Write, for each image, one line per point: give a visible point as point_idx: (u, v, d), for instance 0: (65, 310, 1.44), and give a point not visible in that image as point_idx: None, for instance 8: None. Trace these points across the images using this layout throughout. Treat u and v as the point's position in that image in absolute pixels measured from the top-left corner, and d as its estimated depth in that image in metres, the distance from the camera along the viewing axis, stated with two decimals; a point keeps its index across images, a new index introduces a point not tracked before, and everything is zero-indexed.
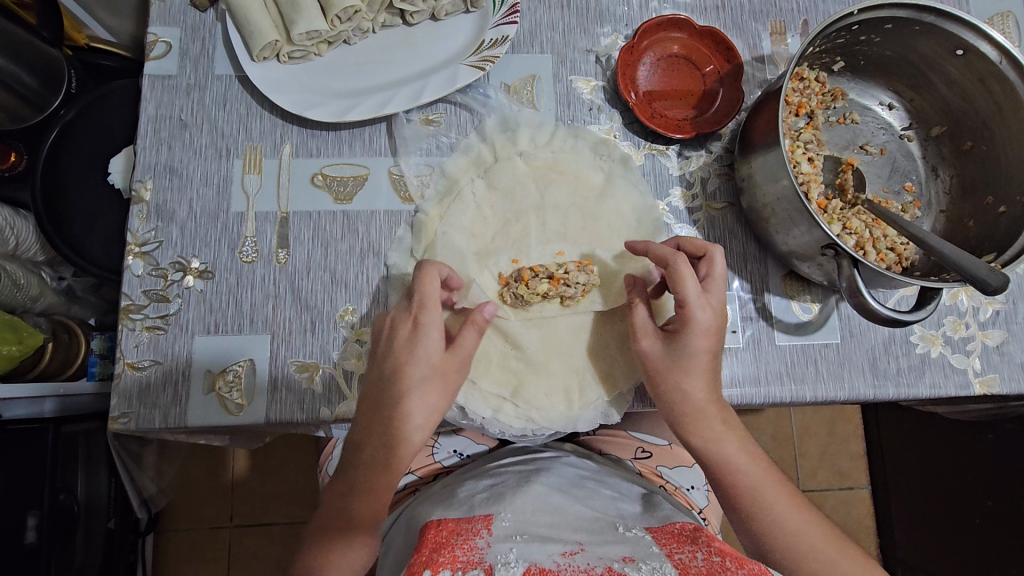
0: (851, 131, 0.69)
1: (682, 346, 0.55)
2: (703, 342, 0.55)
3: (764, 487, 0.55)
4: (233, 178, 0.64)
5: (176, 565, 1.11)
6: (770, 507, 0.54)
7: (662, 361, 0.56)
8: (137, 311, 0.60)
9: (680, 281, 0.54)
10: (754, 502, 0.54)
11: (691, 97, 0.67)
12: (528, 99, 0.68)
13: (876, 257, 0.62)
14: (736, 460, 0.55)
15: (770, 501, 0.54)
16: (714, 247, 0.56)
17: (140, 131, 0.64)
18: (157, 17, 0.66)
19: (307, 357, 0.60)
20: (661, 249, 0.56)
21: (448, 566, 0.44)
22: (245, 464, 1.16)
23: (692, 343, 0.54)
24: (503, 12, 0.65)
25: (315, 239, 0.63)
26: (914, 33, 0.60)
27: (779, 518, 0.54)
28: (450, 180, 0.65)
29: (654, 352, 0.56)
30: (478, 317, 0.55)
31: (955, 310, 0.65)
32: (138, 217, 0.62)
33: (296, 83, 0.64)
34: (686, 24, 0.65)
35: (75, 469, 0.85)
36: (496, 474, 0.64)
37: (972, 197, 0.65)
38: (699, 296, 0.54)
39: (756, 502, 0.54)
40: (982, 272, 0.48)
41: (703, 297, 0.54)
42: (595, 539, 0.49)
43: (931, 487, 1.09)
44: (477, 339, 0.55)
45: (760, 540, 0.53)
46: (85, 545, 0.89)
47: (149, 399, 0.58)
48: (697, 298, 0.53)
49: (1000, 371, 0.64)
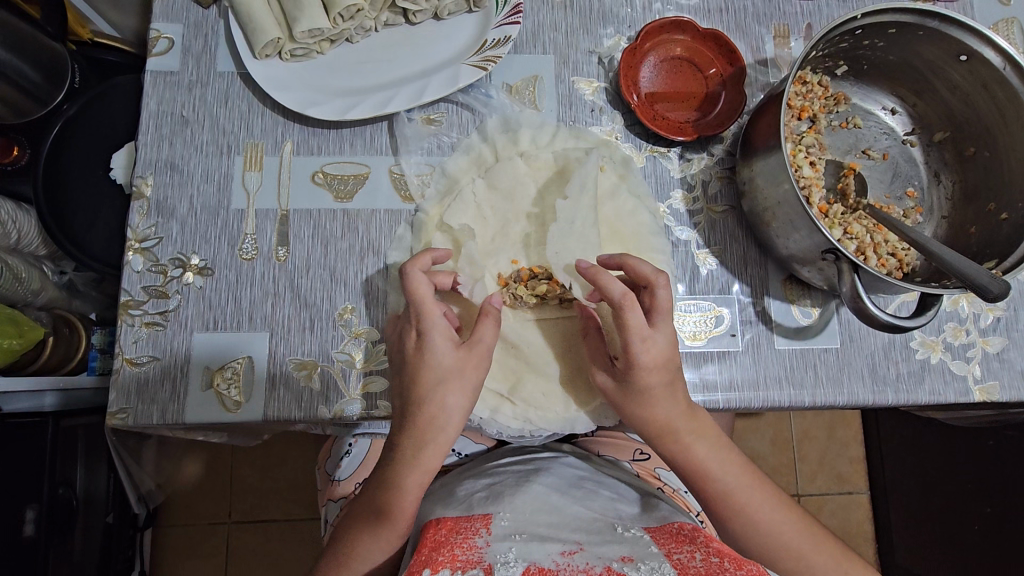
0: (853, 135, 0.68)
1: (633, 384, 0.54)
2: (656, 377, 0.54)
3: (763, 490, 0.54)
4: (234, 175, 0.64)
5: (174, 560, 1.11)
6: (769, 511, 0.54)
7: (617, 395, 0.56)
8: (137, 307, 0.60)
9: (627, 326, 0.52)
10: (753, 505, 0.54)
11: (693, 99, 0.66)
12: (530, 100, 0.68)
13: (877, 262, 0.61)
14: (736, 463, 0.55)
15: (770, 505, 0.54)
16: (658, 279, 0.54)
17: (141, 127, 0.64)
18: (160, 13, 0.66)
19: (306, 355, 0.60)
20: (607, 282, 0.53)
21: (448, 566, 0.44)
22: (245, 460, 1.16)
23: (644, 381, 0.54)
24: (506, 12, 0.65)
25: (315, 237, 0.63)
26: (918, 38, 0.60)
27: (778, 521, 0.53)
28: (451, 181, 0.65)
29: (609, 386, 0.57)
30: (489, 308, 0.55)
31: (955, 316, 0.65)
32: (138, 212, 0.62)
33: (298, 81, 0.64)
34: (689, 26, 0.65)
35: (74, 463, 0.85)
36: (495, 474, 0.64)
37: (974, 203, 0.65)
38: (642, 338, 0.52)
39: (755, 505, 0.54)
40: (982, 278, 0.48)
41: (648, 338, 0.53)
42: (594, 539, 0.49)
43: (931, 493, 1.09)
44: (495, 331, 0.55)
45: (758, 542, 0.53)
46: (84, 538, 0.89)
47: (148, 395, 0.58)
48: (639, 341, 0.52)
49: (1000, 378, 0.63)
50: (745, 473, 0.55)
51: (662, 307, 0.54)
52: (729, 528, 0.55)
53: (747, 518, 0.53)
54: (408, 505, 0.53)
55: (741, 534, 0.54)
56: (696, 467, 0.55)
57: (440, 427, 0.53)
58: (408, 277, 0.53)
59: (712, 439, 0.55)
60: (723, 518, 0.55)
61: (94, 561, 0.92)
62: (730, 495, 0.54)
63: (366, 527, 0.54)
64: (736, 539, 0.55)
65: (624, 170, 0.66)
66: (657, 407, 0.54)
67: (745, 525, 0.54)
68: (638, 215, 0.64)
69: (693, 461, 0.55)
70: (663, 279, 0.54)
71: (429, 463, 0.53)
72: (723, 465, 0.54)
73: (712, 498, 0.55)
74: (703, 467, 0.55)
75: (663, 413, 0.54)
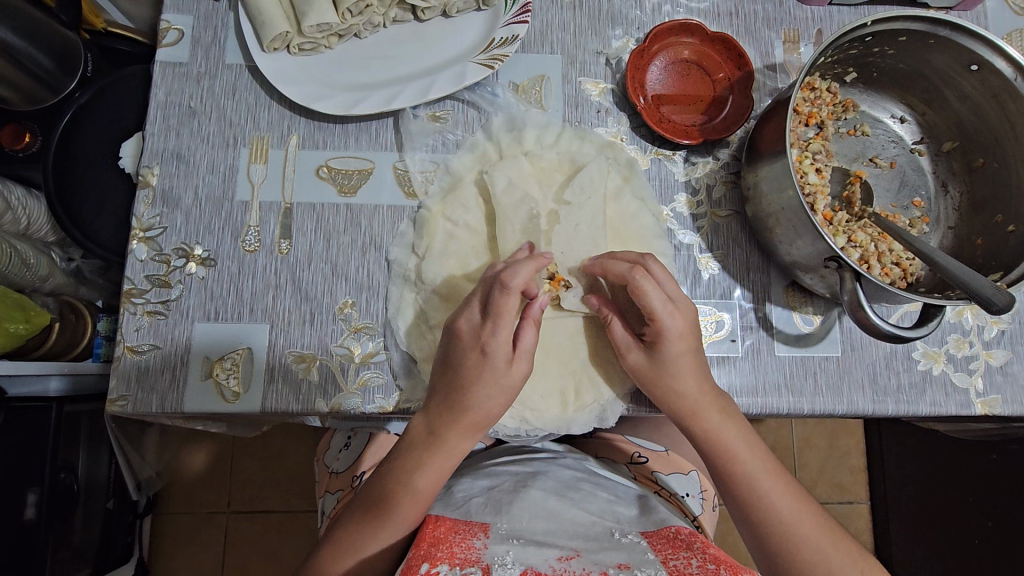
0: (861, 143, 0.68)
1: (662, 354, 0.55)
2: (681, 344, 0.55)
3: (780, 481, 0.55)
4: (239, 167, 0.64)
5: (173, 548, 1.12)
6: (780, 499, 0.54)
7: (649, 373, 0.56)
8: (139, 296, 0.61)
9: (642, 294, 0.53)
10: (772, 496, 0.54)
11: (701, 103, 0.66)
12: (536, 99, 0.67)
13: (880, 271, 0.61)
14: (749, 447, 0.56)
15: (779, 498, 0.54)
16: (649, 257, 0.56)
17: (149, 117, 0.65)
18: (170, 4, 0.67)
19: (305, 348, 0.60)
20: (618, 266, 0.55)
21: (445, 562, 0.44)
22: (246, 452, 1.17)
23: (671, 349, 0.55)
24: (515, 11, 0.65)
25: (317, 231, 0.63)
26: (928, 47, 0.60)
27: (792, 515, 0.54)
28: (478, 187, 0.64)
29: (641, 363, 0.57)
30: (532, 314, 0.54)
31: (959, 328, 0.64)
32: (143, 202, 0.63)
33: (306, 75, 0.65)
34: (698, 29, 0.65)
35: (75, 448, 0.86)
36: (494, 474, 0.64)
37: (982, 215, 0.64)
38: (665, 304, 0.54)
39: (770, 495, 0.54)
40: (988, 292, 0.47)
41: (666, 302, 0.54)
42: (592, 545, 0.49)
43: (931, 506, 1.08)
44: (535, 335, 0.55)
45: (766, 535, 0.54)
46: (84, 521, 0.90)
47: (147, 383, 0.59)
48: (662, 307, 0.54)
49: (1003, 392, 0.63)
50: (765, 460, 0.56)
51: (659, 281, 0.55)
52: (742, 516, 0.55)
53: (762, 507, 0.54)
54: (407, 500, 0.54)
55: (751, 522, 0.55)
56: (716, 450, 0.56)
57: (474, 419, 0.54)
58: (506, 297, 0.51)
59: (735, 426, 0.56)
60: (740, 507, 0.56)
61: (94, 545, 0.93)
62: (750, 482, 0.55)
63: (365, 517, 0.55)
64: (751, 528, 0.55)
65: (628, 172, 0.66)
66: (681, 381, 0.56)
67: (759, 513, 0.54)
68: (641, 218, 0.64)
69: (704, 447, 0.57)
70: (639, 269, 0.54)
71: (451, 453, 0.55)
72: (744, 452, 0.56)
73: (729, 483, 0.56)
74: (723, 451, 0.56)
75: (686, 392, 0.56)
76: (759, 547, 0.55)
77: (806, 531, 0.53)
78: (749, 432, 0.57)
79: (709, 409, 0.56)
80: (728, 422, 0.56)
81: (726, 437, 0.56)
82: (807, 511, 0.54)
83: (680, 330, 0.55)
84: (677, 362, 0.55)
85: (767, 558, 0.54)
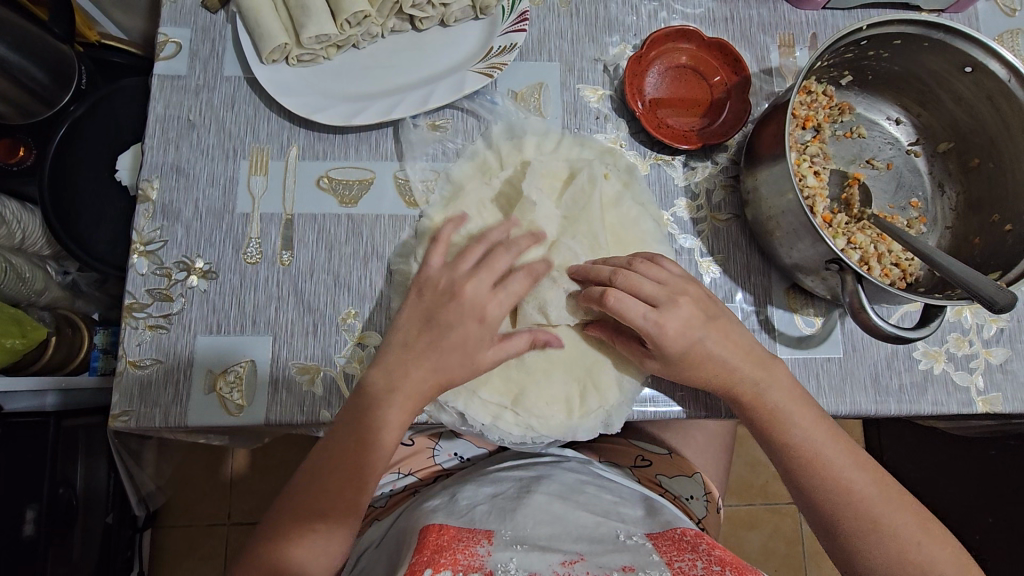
0: (858, 145, 0.69)
1: (669, 355, 0.56)
2: (678, 344, 0.55)
3: (828, 438, 0.56)
4: (239, 179, 0.64)
5: (172, 561, 1.11)
6: (839, 462, 0.55)
7: (669, 371, 0.57)
8: (140, 310, 0.60)
9: (624, 315, 0.55)
10: (818, 460, 0.55)
11: (698, 108, 0.66)
12: (535, 107, 0.68)
13: (880, 272, 0.62)
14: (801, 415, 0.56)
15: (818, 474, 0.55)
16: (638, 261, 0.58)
17: (147, 131, 0.64)
18: (167, 18, 0.67)
19: (308, 359, 0.60)
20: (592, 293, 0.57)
21: (449, 567, 0.44)
22: (245, 463, 1.16)
23: (674, 351, 0.55)
24: (512, 19, 0.65)
25: (318, 241, 0.63)
26: (922, 49, 0.60)
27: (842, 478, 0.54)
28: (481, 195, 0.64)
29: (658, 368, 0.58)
30: (537, 336, 0.59)
31: (958, 327, 0.65)
32: (144, 215, 0.62)
33: (307, 86, 0.65)
34: (694, 35, 0.66)
35: (75, 461, 0.85)
36: (497, 481, 0.64)
37: (979, 214, 0.65)
38: (647, 318, 0.55)
39: (823, 450, 0.55)
40: (988, 290, 0.47)
41: (651, 312, 0.55)
42: (596, 549, 0.49)
43: (930, 504, 1.09)
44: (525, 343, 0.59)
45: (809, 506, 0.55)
46: (84, 537, 0.89)
47: (150, 398, 0.58)
48: (645, 319, 0.55)
49: (1003, 389, 0.63)
50: (814, 414, 0.56)
51: (636, 290, 0.56)
52: (792, 478, 0.57)
53: (809, 472, 0.55)
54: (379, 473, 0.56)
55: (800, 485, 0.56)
56: (766, 415, 0.56)
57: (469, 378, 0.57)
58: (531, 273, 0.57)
59: (778, 385, 0.56)
60: (788, 468, 0.57)
61: (93, 562, 0.91)
62: (795, 447, 0.56)
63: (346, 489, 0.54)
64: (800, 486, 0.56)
65: (629, 177, 0.66)
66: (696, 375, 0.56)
67: (813, 472, 0.55)
68: (642, 223, 0.65)
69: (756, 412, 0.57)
70: (610, 293, 0.55)
71: None
72: (788, 415, 0.56)
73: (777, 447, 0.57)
74: (769, 410, 0.56)
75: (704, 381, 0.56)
76: (807, 504, 0.56)
77: (860, 489, 0.54)
78: (793, 392, 0.57)
79: (746, 377, 0.56)
80: (767, 387, 0.56)
81: (771, 397, 0.56)
82: (842, 482, 0.54)
83: (674, 334, 0.55)
84: (688, 356, 0.56)
85: (818, 515, 0.55)
